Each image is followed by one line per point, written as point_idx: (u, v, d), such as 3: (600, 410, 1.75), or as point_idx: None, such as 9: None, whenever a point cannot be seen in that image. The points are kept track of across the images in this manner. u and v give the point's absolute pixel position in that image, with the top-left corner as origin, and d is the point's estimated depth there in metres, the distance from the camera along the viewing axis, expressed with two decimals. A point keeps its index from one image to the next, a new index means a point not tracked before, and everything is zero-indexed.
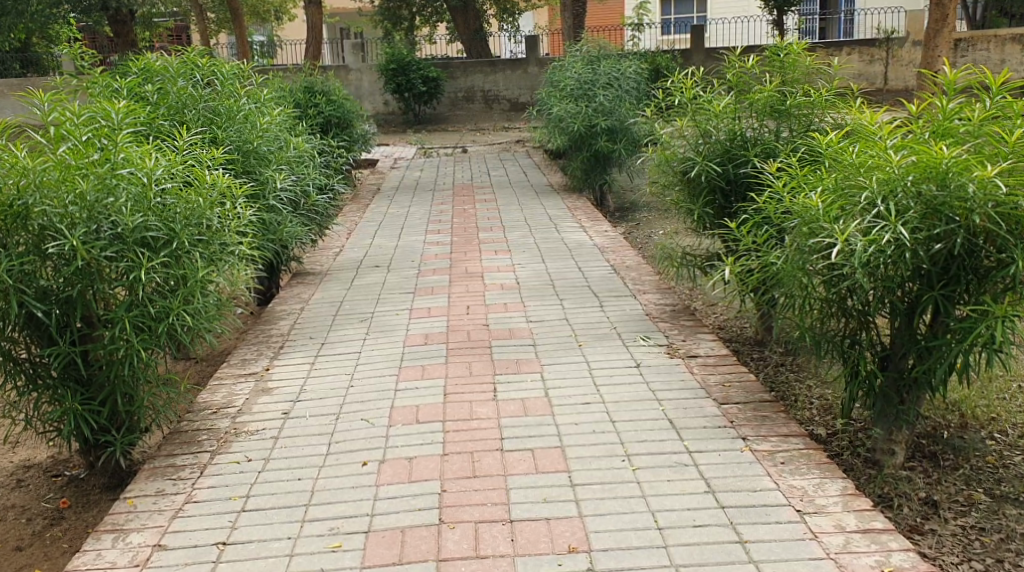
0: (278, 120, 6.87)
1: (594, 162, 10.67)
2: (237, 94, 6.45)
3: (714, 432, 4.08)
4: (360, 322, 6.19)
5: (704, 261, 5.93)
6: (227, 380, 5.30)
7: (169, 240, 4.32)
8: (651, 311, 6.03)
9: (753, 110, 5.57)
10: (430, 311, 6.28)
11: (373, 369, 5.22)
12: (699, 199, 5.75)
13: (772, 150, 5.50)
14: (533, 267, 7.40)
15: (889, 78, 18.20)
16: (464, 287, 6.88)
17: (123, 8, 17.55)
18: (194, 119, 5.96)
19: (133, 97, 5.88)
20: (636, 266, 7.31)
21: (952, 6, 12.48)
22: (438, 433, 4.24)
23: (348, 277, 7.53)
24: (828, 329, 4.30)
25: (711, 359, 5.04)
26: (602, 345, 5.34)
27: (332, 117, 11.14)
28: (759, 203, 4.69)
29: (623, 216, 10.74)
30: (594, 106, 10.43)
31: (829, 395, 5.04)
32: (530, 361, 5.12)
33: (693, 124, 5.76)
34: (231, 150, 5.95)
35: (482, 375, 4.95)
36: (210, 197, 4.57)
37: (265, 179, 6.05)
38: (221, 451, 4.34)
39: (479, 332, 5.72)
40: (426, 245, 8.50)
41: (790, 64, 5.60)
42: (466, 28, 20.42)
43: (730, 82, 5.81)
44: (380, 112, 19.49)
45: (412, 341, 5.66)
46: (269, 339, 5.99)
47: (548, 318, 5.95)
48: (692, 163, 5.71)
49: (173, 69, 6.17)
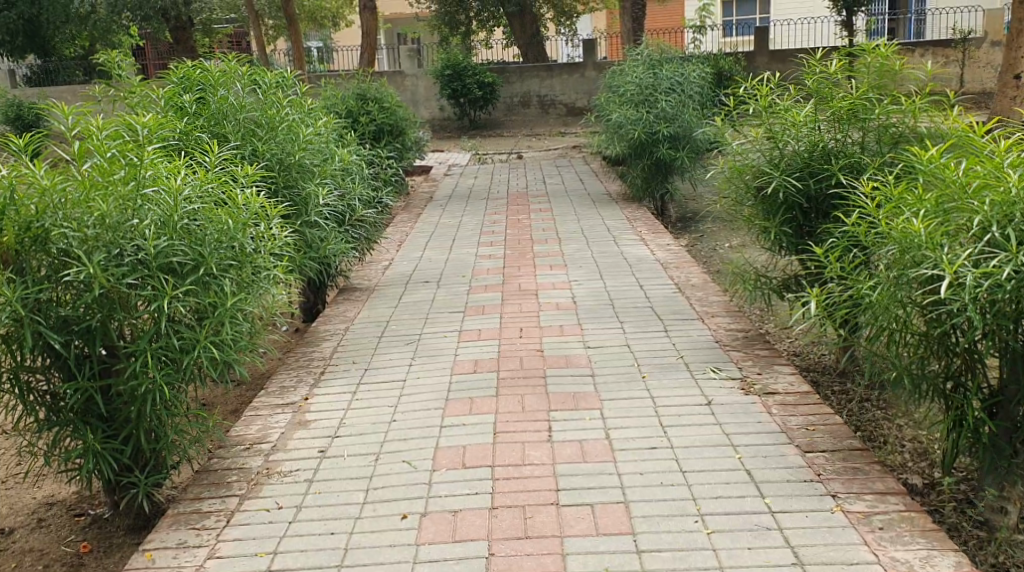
0: (325, 131, 6.49)
1: (656, 171, 10.20)
2: (281, 103, 6.06)
3: (799, 489, 3.63)
4: (406, 345, 5.80)
5: (778, 284, 5.45)
6: (264, 410, 4.93)
7: (196, 265, 3.90)
8: (720, 337, 5.55)
9: (836, 119, 5.08)
10: (480, 334, 5.87)
11: (419, 401, 4.82)
12: (774, 216, 5.26)
13: (859, 164, 5.01)
14: (591, 284, 6.96)
15: (965, 79, 17.42)
16: (517, 306, 6.47)
17: (181, 16, 17.36)
18: (234, 129, 5.61)
19: (170, 109, 5.56)
20: (702, 284, 6.85)
21: None
22: (486, 482, 3.81)
23: (395, 293, 7.14)
24: (927, 369, 3.83)
25: (790, 395, 4.56)
26: (668, 378, 4.87)
27: (384, 123, 10.77)
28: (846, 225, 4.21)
29: (685, 227, 10.26)
30: (656, 112, 9.95)
31: (923, 438, 4.55)
32: (588, 395, 4.68)
33: (768, 135, 5.28)
34: (272, 164, 5.59)
35: (536, 411, 4.52)
36: (244, 216, 4.16)
37: (306, 196, 5.67)
38: (251, 495, 3.94)
39: (533, 359, 5.28)
40: (478, 259, 8.08)
41: (878, 68, 5.09)
42: (522, 32, 20.03)
43: (809, 88, 5.29)
44: (436, 117, 19.16)
45: (461, 369, 5.24)
46: (310, 363, 5.61)
47: (608, 344, 5.50)
48: (768, 177, 5.21)
49: (214, 76, 5.79)
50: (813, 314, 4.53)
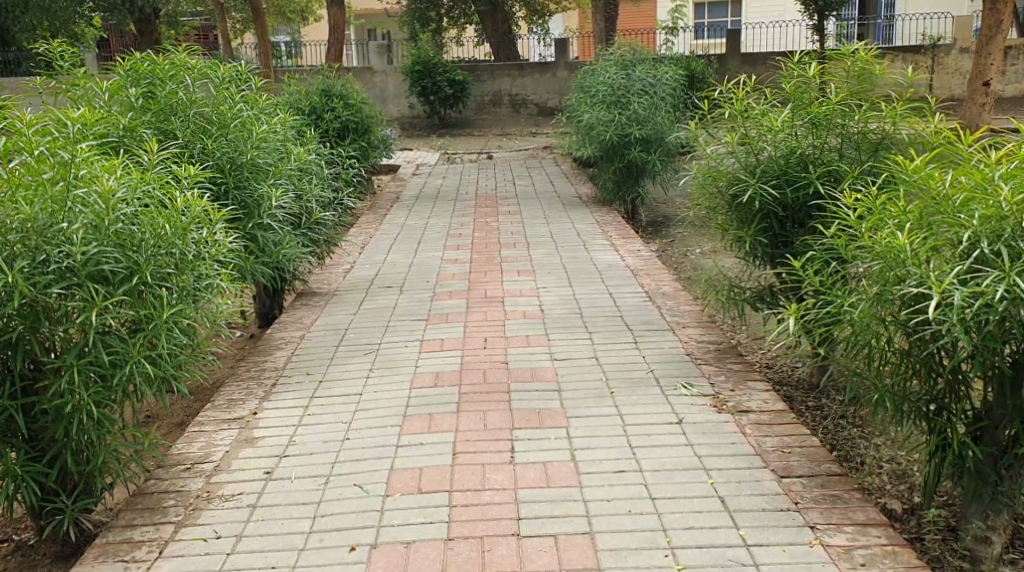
0: (281, 130, 6.21)
1: (627, 174, 9.98)
2: (235, 98, 5.76)
3: (775, 519, 3.42)
4: (363, 355, 5.53)
5: (752, 296, 5.22)
6: (210, 426, 4.65)
7: (130, 273, 3.62)
8: (691, 350, 5.32)
9: (814, 124, 4.86)
10: (442, 344, 5.61)
11: (374, 417, 4.55)
12: (749, 225, 5.03)
13: (837, 173, 4.78)
14: (559, 291, 6.72)
15: (936, 86, 17.31)
16: (482, 314, 6.21)
17: (146, 7, 16.95)
18: (183, 126, 5.32)
19: (115, 104, 5.26)
20: (673, 293, 6.62)
21: (1005, 11, 11.38)
22: (442, 509, 3.57)
23: (355, 298, 6.86)
24: (910, 391, 3.62)
25: (765, 414, 4.34)
26: (638, 394, 4.63)
27: (350, 121, 10.47)
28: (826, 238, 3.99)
29: (656, 232, 10.04)
30: (628, 113, 9.72)
31: (903, 459, 4.34)
32: (554, 413, 4.43)
33: (744, 140, 5.05)
34: (222, 163, 5.30)
35: (497, 430, 4.26)
36: (185, 220, 3.88)
37: (258, 197, 5.39)
38: (187, 523, 3.67)
39: (496, 372, 5.02)
40: (443, 264, 7.82)
41: (859, 73, 4.89)
42: (494, 30, 19.75)
43: (786, 92, 5.06)
44: (405, 114, 18.87)
45: (420, 382, 4.97)
46: (260, 373, 5.31)
47: (575, 356, 5.25)
48: (744, 185, 4.98)
49: (162, 68, 5.49)
50: (790, 330, 4.30)
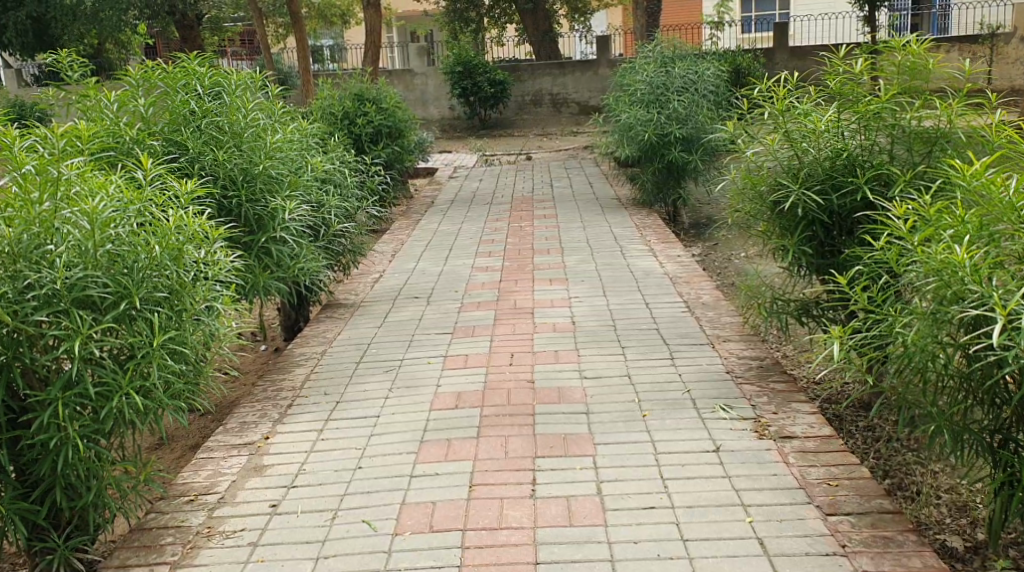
0: (298, 139, 5.95)
1: (667, 175, 9.63)
2: (251, 106, 5.51)
3: (820, 565, 3.12)
4: (384, 372, 5.26)
5: (796, 309, 4.86)
6: (219, 451, 4.41)
7: (120, 298, 3.38)
8: (732, 367, 4.98)
9: (862, 125, 4.51)
10: (467, 361, 5.33)
11: (390, 443, 4.28)
12: (793, 233, 4.68)
13: (887, 177, 4.44)
14: (592, 302, 6.41)
15: (994, 77, 16.70)
16: (510, 327, 5.92)
17: (187, 13, 16.87)
18: (196, 138, 5.10)
19: (124, 115, 5.05)
20: (713, 302, 6.29)
21: None
22: (455, 550, 3.31)
23: (381, 310, 6.60)
24: (972, 420, 3.33)
25: (811, 441, 4.01)
26: (672, 418, 4.32)
27: (383, 125, 10.20)
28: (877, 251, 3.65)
29: (698, 234, 9.69)
30: (667, 112, 9.38)
31: (963, 489, 4.00)
32: (580, 439, 4.12)
33: (786, 142, 4.70)
34: (233, 174, 5.06)
35: (519, 458, 3.97)
36: (181, 239, 3.62)
37: (272, 210, 5.13)
38: (184, 563, 3.44)
39: (521, 393, 4.73)
40: (474, 272, 7.55)
41: (910, 69, 4.56)
42: (534, 29, 19.42)
43: (831, 89, 4.72)
44: (444, 116, 18.64)
45: (440, 404, 4.68)
46: (276, 393, 5.06)
47: (606, 375, 4.94)
48: (787, 191, 4.63)
49: (174, 77, 5.26)
50: (837, 354, 3.95)
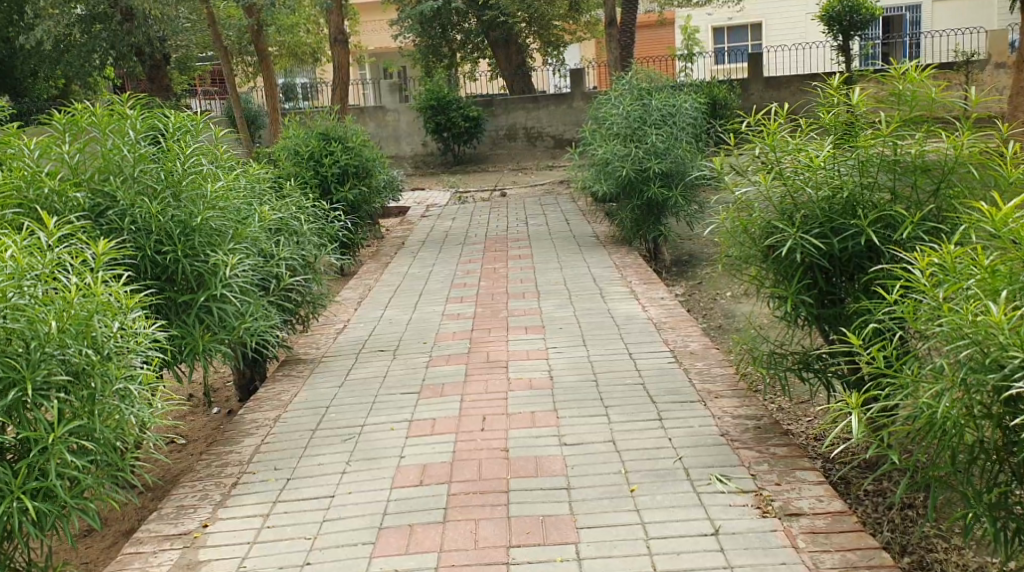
0: (246, 186, 5.44)
1: (646, 211, 9.16)
2: (193, 151, 5.01)
3: None
4: (342, 442, 4.74)
5: (795, 362, 4.36)
6: (151, 542, 3.90)
7: (12, 384, 3.01)
8: (727, 429, 4.49)
9: (861, 161, 4.05)
10: (434, 426, 4.82)
11: (346, 532, 3.80)
12: (790, 282, 4.20)
13: (893, 220, 3.97)
14: (571, 353, 5.92)
15: None
16: (482, 385, 5.41)
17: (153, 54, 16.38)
18: (130, 188, 4.60)
19: (48, 163, 4.54)
20: (702, 351, 5.81)
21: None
22: None
23: (342, 366, 6.09)
24: (1011, 501, 2.98)
25: (821, 520, 3.56)
26: (663, 493, 3.85)
27: (350, 165, 9.71)
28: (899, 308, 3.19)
29: (680, 272, 9.22)
30: (645, 147, 8.95)
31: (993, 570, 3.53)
32: (560, 521, 3.70)
33: (778, 180, 4.23)
34: (170, 227, 4.58)
35: (491, 549, 3.56)
36: (87, 310, 3.23)
37: (213, 265, 4.63)
38: None
39: (494, 466, 4.23)
40: (444, 320, 7.07)
41: (910, 98, 4.10)
42: (507, 63, 19.05)
43: (826, 123, 4.27)
44: (418, 153, 18.23)
45: (403, 480, 4.18)
46: (222, 469, 4.55)
47: (589, 441, 4.45)
48: (781, 235, 4.16)
49: (99, 121, 4.73)
50: (861, 427, 3.35)
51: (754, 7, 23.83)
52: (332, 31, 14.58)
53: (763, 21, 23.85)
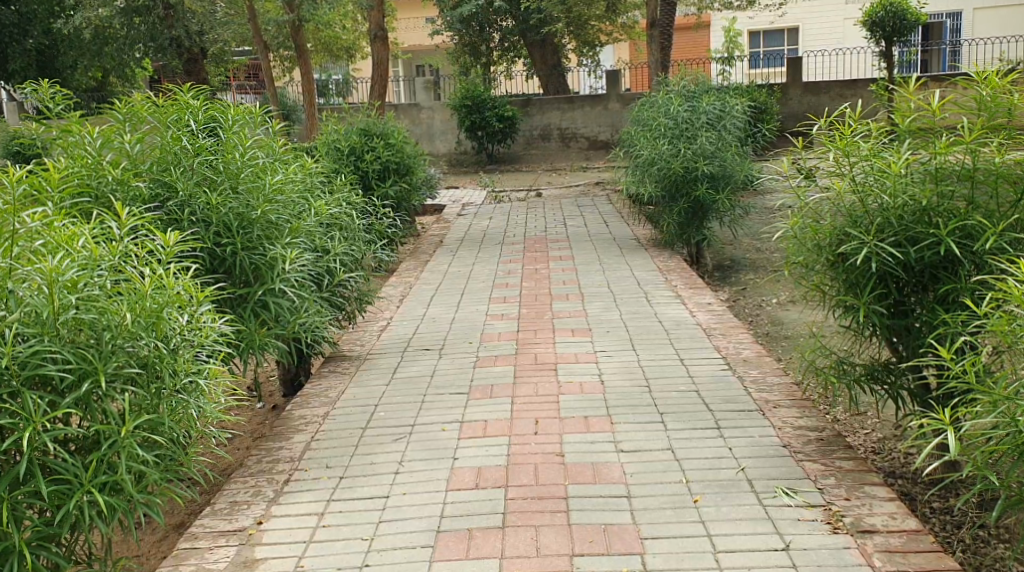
0: (301, 180, 5.38)
1: (691, 215, 8.99)
2: (250, 143, 4.95)
3: None
4: (394, 442, 4.67)
5: (864, 374, 4.24)
6: (206, 537, 3.84)
7: (83, 376, 3.10)
8: (789, 441, 4.38)
9: (938, 170, 3.93)
10: (487, 428, 4.74)
11: (403, 531, 3.76)
12: (861, 292, 4.08)
13: (973, 229, 3.84)
14: (622, 358, 5.81)
15: None
16: (532, 387, 5.33)
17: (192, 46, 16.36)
18: (189, 179, 4.57)
19: (109, 152, 4.51)
20: (756, 359, 5.68)
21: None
22: None
23: (389, 363, 6.02)
24: None
25: (897, 539, 3.52)
26: (728, 505, 3.79)
27: (391, 161, 9.64)
28: (997, 327, 3.22)
29: (722, 277, 9.08)
30: (693, 147, 8.78)
31: None
32: (624, 531, 3.64)
33: (851, 187, 4.11)
34: (226, 219, 4.53)
35: (554, 557, 3.50)
36: (158, 304, 3.34)
37: (271, 259, 4.60)
38: None
39: (551, 470, 4.17)
40: (489, 320, 6.99)
41: (991, 105, 3.95)
42: (543, 63, 18.92)
43: (902, 128, 4.14)
44: (453, 151, 18.16)
45: (458, 483, 4.11)
46: (273, 464, 4.48)
47: (647, 448, 4.36)
48: (854, 243, 4.04)
49: (157, 112, 4.69)
50: (954, 445, 3.25)
51: (792, 11, 23.61)
52: (370, 28, 14.53)
53: (800, 26, 23.64)
